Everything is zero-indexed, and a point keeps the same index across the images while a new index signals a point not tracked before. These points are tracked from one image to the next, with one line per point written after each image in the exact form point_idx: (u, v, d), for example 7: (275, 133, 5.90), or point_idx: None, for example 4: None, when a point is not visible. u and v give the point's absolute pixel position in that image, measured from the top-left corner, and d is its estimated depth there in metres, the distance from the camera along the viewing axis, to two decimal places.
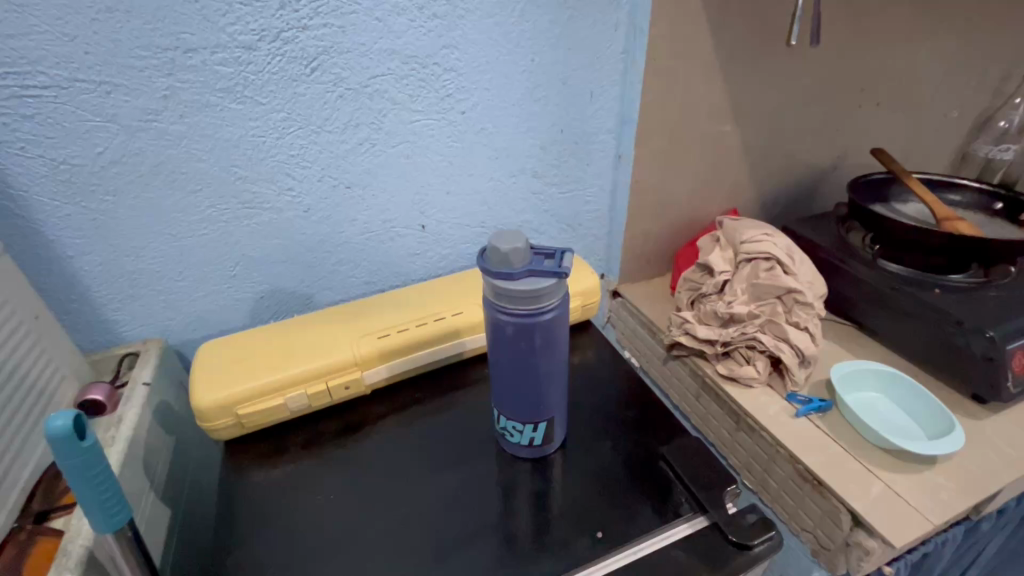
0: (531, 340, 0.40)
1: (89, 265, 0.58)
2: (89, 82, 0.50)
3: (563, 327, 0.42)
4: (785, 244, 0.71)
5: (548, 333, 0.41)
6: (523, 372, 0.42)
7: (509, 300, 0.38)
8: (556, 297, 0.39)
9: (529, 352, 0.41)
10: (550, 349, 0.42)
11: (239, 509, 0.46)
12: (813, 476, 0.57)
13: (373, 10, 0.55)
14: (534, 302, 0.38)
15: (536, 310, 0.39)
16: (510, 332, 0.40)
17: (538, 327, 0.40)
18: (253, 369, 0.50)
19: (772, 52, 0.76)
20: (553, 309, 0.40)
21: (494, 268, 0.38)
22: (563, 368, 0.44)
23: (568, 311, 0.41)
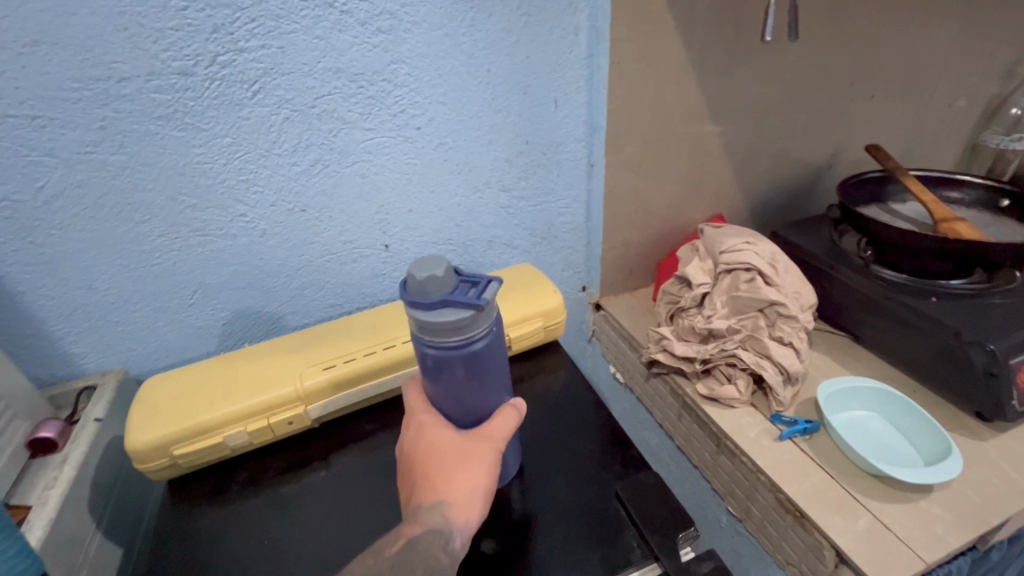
0: (459, 374, 0.38)
1: (40, 299, 0.57)
2: (22, 117, 0.49)
3: (496, 359, 0.39)
4: (768, 252, 0.67)
5: (478, 365, 0.38)
6: (456, 403, 0.40)
7: (430, 332, 0.36)
8: (480, 327, 0.37)
9: (460, 385, 0.39)
10: (482, 381, 0.40)
11: (172, 556, 0.44)
12: (794, 507, 0.53)
13: (312, 26, 0.53)
14: (457, 335, 0.36)
15: (460, 342, 0.36)
16: (436, 366, 0.38)
17: (465, 360, 0.37)
18: (192, 406, 0.48)
19: (749, 48, 0.71)
20: (480, 339, 0.37)
21: (412, 298, 0.35)
22: (502, 398, 0.42)
23: (499, 341, 0.39)
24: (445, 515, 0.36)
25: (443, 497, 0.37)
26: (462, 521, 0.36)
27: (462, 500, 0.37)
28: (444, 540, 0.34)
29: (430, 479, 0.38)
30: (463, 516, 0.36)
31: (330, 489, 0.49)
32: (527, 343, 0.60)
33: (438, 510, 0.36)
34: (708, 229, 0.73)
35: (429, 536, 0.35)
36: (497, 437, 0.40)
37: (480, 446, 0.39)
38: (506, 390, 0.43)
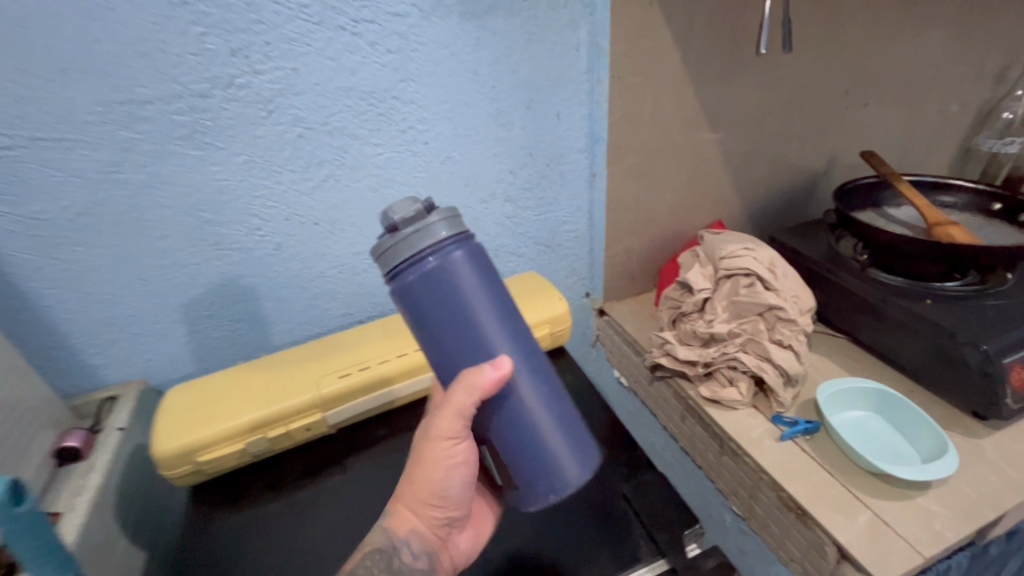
0: (422, 302, 0.37)
1: (64, 313, 0.59)
2: (49, 140, 0.51)
3: (466, 284, 0.37)
4: (767, 257, 0.69)
5: (439, 289, 0.37)
6: (437, 347, 0.39)
7: (387, 259, 0.38)
8: (425, 240, 0.37)
9: (427, 319, 0.38)
10: (453, 316, 0.38)
11: (198, 559, 0.46)
12: (797, 505, 0.54)
13: (324, 49, 0.56)
14: (403, 248, 0.37)
15: (406, 259, 0.37)
16: (401, 299, 0.38)
17: (421, 281, 0.37)
18: (213, 414, 0.50)
19: (744, 60, 0.74)
20: (435, 262, 0.37)
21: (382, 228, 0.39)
22: (494, 347, 0.39)
23: (460, 271, 0.37)
24: (384, 531, 0.40)
25: (390, 512, 0.41)
26: (399, 535, 0.39)
27: (405, 512, 0.40)
28: (379, 556, 0.39)
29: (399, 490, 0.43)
30: (402, 529, 0.40)
31: (348, 492, 0.50)
32: None
33: (384, 524, 0.40)
34: (707, 235, 0.75)
35: (365, 559, 0.38)
36: (444, 431, 0.39)
37: (430, 450, 0.40)
38: (503, 335, 0.39)
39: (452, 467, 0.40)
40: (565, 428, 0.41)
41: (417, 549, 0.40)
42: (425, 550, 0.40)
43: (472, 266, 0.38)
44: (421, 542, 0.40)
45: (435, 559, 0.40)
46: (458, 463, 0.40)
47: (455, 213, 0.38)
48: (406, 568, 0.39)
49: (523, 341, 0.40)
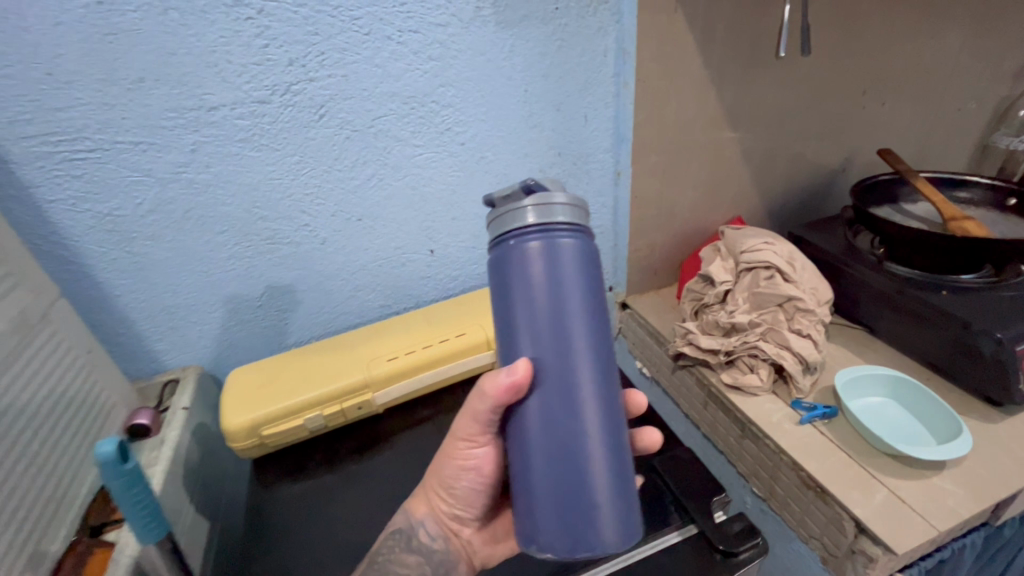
0: (510, 278, 0.38)
1: (133, 302, 0.64)
2: (127, 143, 0.56)
3: (560, 276, 0.38)
4: (786, 251, 0.72)
5: (527, 268, 0.38)
6: (504, 330, 0.40)
7: (495, 223, 0.40)
8: (537, 217, 0.38)
9: (506, 296, 0.39)
10: (533, 302, 0.38)
11: (266, 523, 0.51)
12: (816, 483, 0.57)
13: (372, 57, 0.60)
14: (506, 215, 0.39)
15: (512, 228, 0.39)
16: (493, 265, 0.40)
17: (516, 254, 0.38)
18: (275, 393, 0.55)
19: (765, 62, 0.77)
20: (528, 239, 0.38)
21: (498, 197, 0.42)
22: (558, 353, 0.38)
23: (545, 254, 0.38)
24: (403, 513, 0.46)
25: (410, 498, 0.48)
26: (417, 518, 0.46)
27: (423, 499, 0.47)
28: (397, 536, 0.45)
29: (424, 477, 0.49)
30: (420, 512, 0.46)
31: (397, 466, 0.55)
32: None
33: (404, 509, 0.47)
34: (728, 231, 0.79)
35: (386, 539, 0.44)
36: (461, 432, 0.44)
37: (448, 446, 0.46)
38: (574, 346, 0.38)
39: (464, 468, 0.46)
40: (600, 473, 0.39)
41: (433, 532, 0.46)
42: (441, 534, 0.46)
43: (562, 258, 0.38)
44: (436, 525, 0.46)
45: (450, 543, 0.46)
46: (468, 467, 0.46)
47: (574, 203, 0.39)
48: (424, 547, 0.45)
49: (595, 362, 0.39)
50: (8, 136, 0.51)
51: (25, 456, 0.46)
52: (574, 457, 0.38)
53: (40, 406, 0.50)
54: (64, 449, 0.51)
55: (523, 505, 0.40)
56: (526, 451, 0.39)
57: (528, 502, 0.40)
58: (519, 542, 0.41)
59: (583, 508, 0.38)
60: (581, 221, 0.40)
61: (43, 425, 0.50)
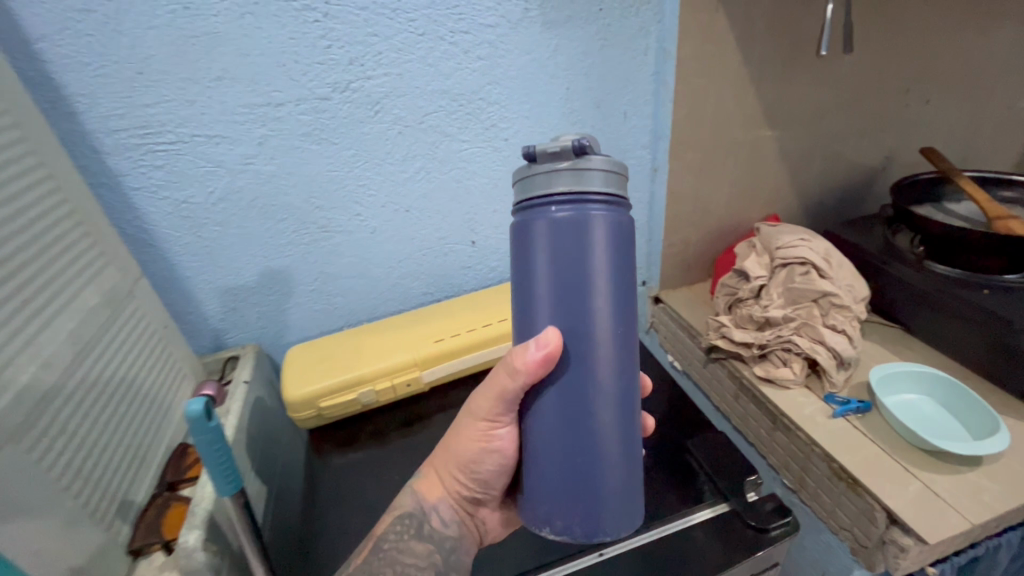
0: (538, 250, 0.37)
1: (200, 283, 0.69)
2: (204, 137, 0.61)
3: (590, 253, 0.36)
4: (822, 248, 0.73)
5: (556, 241, 0.36)
6: (527, 305, 0.39)
7: (526, 187, 0.38)
8: (569, 185, 0.36)
9: (531, 270, 0.38)
10: (559, 279, 0.37)
11: (323, 487, 0.55)
12: (848, 474, 0.58)
13: (425, 57, 0.64)
14: (537, 183, 0.37)
15: (544, 194, 0.37)
16: (518, 234, 0.38)
17: (544, 223, 0.36)
18: (331, 369, 0.60)
19: (805, 61, 0.78)
20: (558, 210, 0.36)
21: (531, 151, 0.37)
22: (581, 335, 0.37)
23: (577, 226, 0.36)
24: (415, 495, 0.46)
25: (422, 477, 0.47)
26: (429, 503, 0.45)
27: (436, 482, 0.47)
28: (408, 520, 0.44)
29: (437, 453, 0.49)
30: (430, 494, 0.46)
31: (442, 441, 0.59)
32: None
33: (416, 490, 0.47)
34: (764, 228, 0.80)
35: (396, 524, 0.44)
36: (483, 413, 0.43)
37: (468, 425, 0.45)
38: (599, 328, 0.37)
39: (486, 449, 0.44)
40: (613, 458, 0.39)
41: (445, 517, 0.45)
42: (454, 519, 0.46)
43: (594, 232, 0.36)
44: (449, 510, 0.46)
45: (462, 528, 0.46)
46: (493, 448, 0.44)
47: (611, 169, 0.37)
48: (435, 533, 0.44)
49: (618, 347, 0.38)
50: (103, 128, 0.57)
51: (115, 415, 0.52)
52: (587, 442, 0.38)
53: (128, 372, 0.55)
54: (146, 413, 0.57)
55: (532, 487, 0.41)
56: (541, 433, 0.40)
57: (537, 483, 0.40)
58: (526, 519, 0.42)
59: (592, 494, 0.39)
60: (616, 190, 0.37)
61: (131, 390, 0.55)
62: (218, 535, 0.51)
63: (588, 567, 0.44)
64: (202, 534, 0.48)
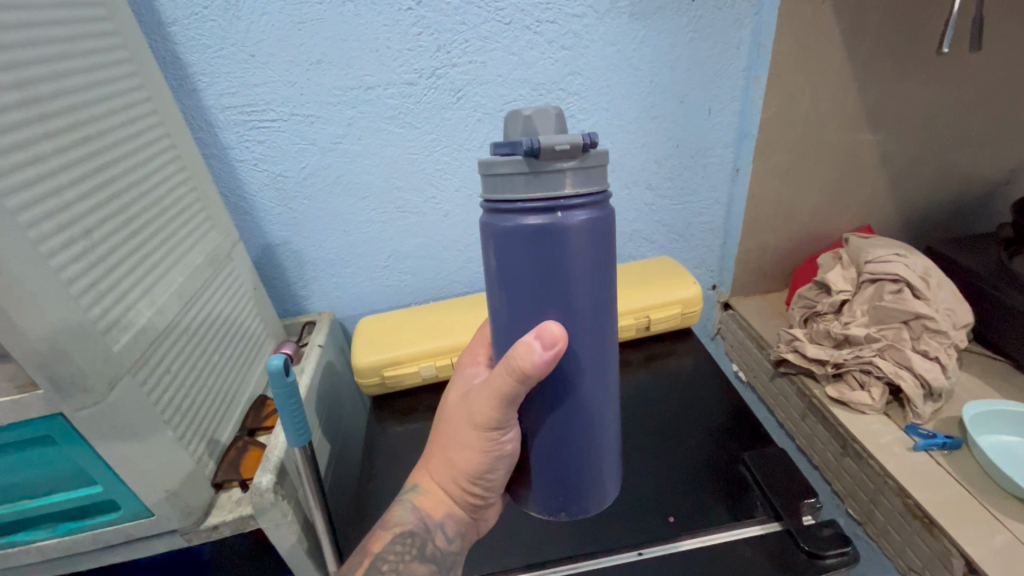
0: (510, 259, 0.32)
1: (288, 251, 0.75)
2: (301, 116, 0.66)
3: (570, 263, 0.32)
4: (920, 266, 0.67)
5: (529, 252, 0.31)
6: (504, 313, 0.34)
7: (497, 185, 0.31)
8: (548, 188, 0.30)
9: (507, 275, 0.33)
10: (538, 291, 0.33)
11: (381, 451, 0.59)
12: (923, 513, 0.54)
13: (510, 45, 0.65)
14: (512, 184, 0.31)
15: (514, 196, 0.31)
16: (490, 238, 0.32)
17: (513, 234, 0.31)
18: (397, 342, 0.64)
19: (922, 59, 0.70)
20: (532, 214, 0.31)
21: (525, 148, 0.29)
22: (571, 346, 0.34)
23: (559, 232, 0.31)
24: (417, 512, 0.42)
25: (423, 492, 0.43)
26: (435, 521, 0.41)
27: (439, 497, 0.42)
28: (411, 539, 0.40)
29: (432, 456, 0.44)
30: (430, 509, 0.42)
31: None
32: (665, 325, 0.68)
33: (417, 505, 0.42)
34: (853, 239, 0.74)
35: (397, 542, 0.40)
36: (489, 423, 0.37)
37: (473, 435, 0.39)
38: (587, 336, 0.34)
39: (499, 458, 0.39)
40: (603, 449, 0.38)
41: (450, 533, 0.42)
42: (459, 534, 0.43)
43: (581, 234, 0.31)
44: (455, 526, 0.42)
45: (465, 541, 0.43)
46: (504, 457, 0.39)
47: (598, 164, 0.31)
48: (439, 552, 0.41)
49: (605, 352, 0.36)
50: (217, 105, 0.64)
51: (208, 363, 0.58)
52: (578, 439, 0.37)
53: (222, 326, 0.62)
54: (235, 364, 0.64)
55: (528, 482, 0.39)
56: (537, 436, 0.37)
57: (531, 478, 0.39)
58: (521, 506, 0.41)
59: (585, 485, 0.39)
60: (597, 186, 0.32)
61: (224, 341, 0.62)
62: (286, 482, 0.56)
63: (626, 564, 0.43)
64: (273, 478, 0.54)
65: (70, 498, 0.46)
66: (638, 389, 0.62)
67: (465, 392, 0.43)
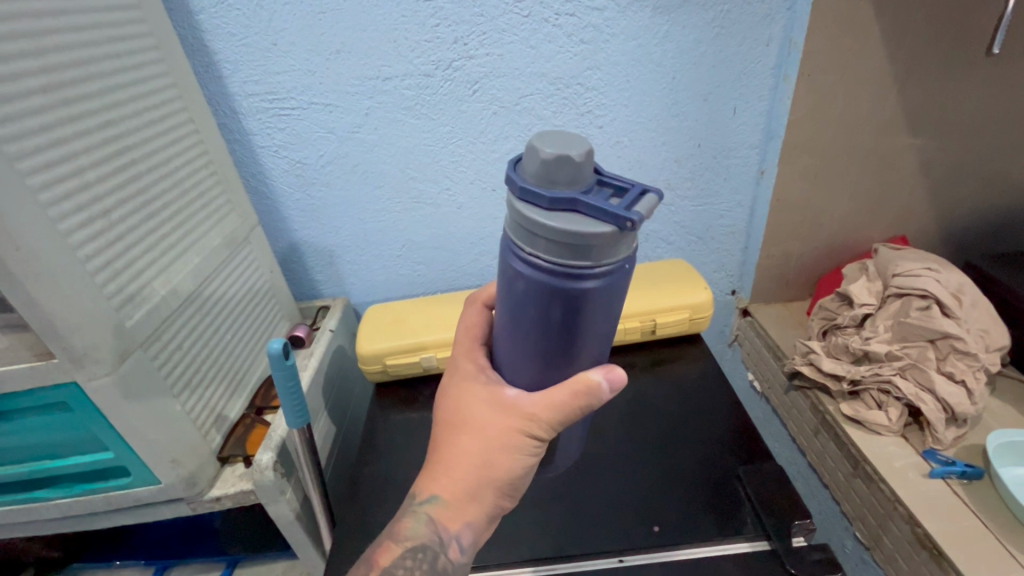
0: (573, 315, 0.31)
1: (306, 236, 0.77)
2: (320, 104, 0.67)
3: (618, 308, 0.33)
4: (953, 282, 0.63)
5: (592, 309, 0.31)
6: (552, 346, 0.34)
7: (563, 250, 0.29)
8: (620, 254, 0.29)
9: (566, 327, 0.32)
10: (590, 334, 0.33)
11: (380, 437, 0.60)
12: (932, 544, 0.51)
13: (528, 38, 0.64)
14: (588, 254, 0.29)
15: (583, 262, 0.29)
16: (549, 297, 0.31)
17: (579, 295, 0.30)
18: (401, 331, 0.65)
19: (970, 60, 0.66)
20: (600, 275, 0.30)
21: (626, 223, 0.27)
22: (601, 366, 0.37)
23: (622, 286, 0.31)
24: (431, 525, 0.37)
25: (440, 503, 0.38)
26: (452, 533, 0.37)
27: (461, 511, 0.38)
28: (435, 553, 0.37)
29: (450, 463, 0.38)
30: (449, 521, 0.37)
31: None
32: (672, 330, 0.66)
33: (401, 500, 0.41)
34: (883, 249, 0.71)
35: (407, 557, 0.37)
36: (545, 433, 0.37)
37: (522, 441, 0.37)
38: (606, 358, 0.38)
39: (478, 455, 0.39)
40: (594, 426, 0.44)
41: (465, 544, 0.38)
42: (472, 546, 0.39)
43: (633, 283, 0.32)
44: (470, 536, 0.38)
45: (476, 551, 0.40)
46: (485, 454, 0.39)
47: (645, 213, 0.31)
48: (452, 565, 0.38)
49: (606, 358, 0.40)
50: (241, 92, 0.66)
51: (221, 342, 0.60)
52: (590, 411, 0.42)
53: (236, 306, 0.64)
54: (247, 344, 0.66)
55: (550, 459, 0.44)
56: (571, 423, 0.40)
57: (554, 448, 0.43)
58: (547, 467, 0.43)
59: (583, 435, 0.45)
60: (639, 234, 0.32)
61: (237, 322, 0.64)
62: (287, 461, 0.58)
63: (605, 570, 0.43)
64: (273, 456, 0.55)
65: (85, 462, 0.49)
66: (640, 394, 0.61)
67: (489, 396, 0.38)
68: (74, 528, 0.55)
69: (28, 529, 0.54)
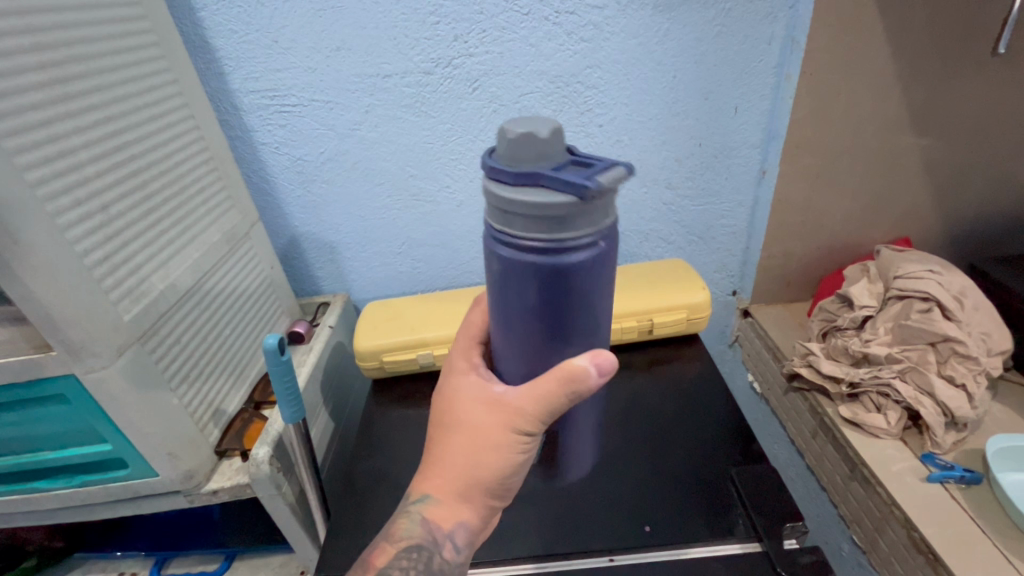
0: (548, 294, 0.31)
1: (306, 233, 0.78)
2: (320, 101, 0.67)
3: (601, 288, 0.32)
4: (955, 285, 0.62)
5: (573, 289, 0.31)
6: (537, 335, 0.34)
7: (530, 225, 0.29)
8: (590, 226, 0.29)
9: (545, 309, 0.32)
10: (574, 318, 0.33)
11: (376, 433, 0.61)
12: (929, 549, 0.50)
13: (528, 36, 0.64)
14: (555, 227, 0.29)
15: (554, 237, 0.29)
16: (523, 277, 0.31)
17: (554, 272, 0.30)
18: (398, 328, 0.65)
19: (976, 60, 0.65)
20: (573, 251, 0.30)
21: (585, 189, 0.27)
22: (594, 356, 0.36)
23: (599, 263, 0.31)
24: (425, 524, 0.38)
25: (433, 502, 0.38)
26: (446, 531, 0.38)
27: (455, 508, 0.38)
28: (429, 552, 0.37)
29: (444, 462, 0.39)
30: (444, 519, 0.38)
31: None
32: (669, 330, 0.66)
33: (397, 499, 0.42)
34: (885, 251, 0.70)
35: (402, 557, 0.37)
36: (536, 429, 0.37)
37: (513, 438, 0.37)
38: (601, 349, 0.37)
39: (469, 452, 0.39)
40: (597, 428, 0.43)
41: (460, 543, 0.38)
42: (468, 543, 0.39)
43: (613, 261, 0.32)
44: (465, 535, 0.39)
45: (473, 548, 0.40)
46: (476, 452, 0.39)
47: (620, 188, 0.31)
48: (447, 564, 0.38)
49: None
50: (242, 89, 0.66)
51: (219, 336, 0.61)
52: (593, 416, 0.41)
53: (235, 301, 0.64)
54: (247, 339, 0.66)
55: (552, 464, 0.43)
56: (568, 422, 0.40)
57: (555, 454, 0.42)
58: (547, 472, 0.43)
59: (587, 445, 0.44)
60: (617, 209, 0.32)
61: (237, 317, 0.64)
62: (284, 456, 0.59)
63: (595, 569, 0.43)
64: (269, 450, 0.56)
65: (85, 454, 0.50)
66: (636, 394, 0.61)
67: (480, 393, 0.39)
68: (74, 519, 0.55)
69: (29, 518, 0.55)
